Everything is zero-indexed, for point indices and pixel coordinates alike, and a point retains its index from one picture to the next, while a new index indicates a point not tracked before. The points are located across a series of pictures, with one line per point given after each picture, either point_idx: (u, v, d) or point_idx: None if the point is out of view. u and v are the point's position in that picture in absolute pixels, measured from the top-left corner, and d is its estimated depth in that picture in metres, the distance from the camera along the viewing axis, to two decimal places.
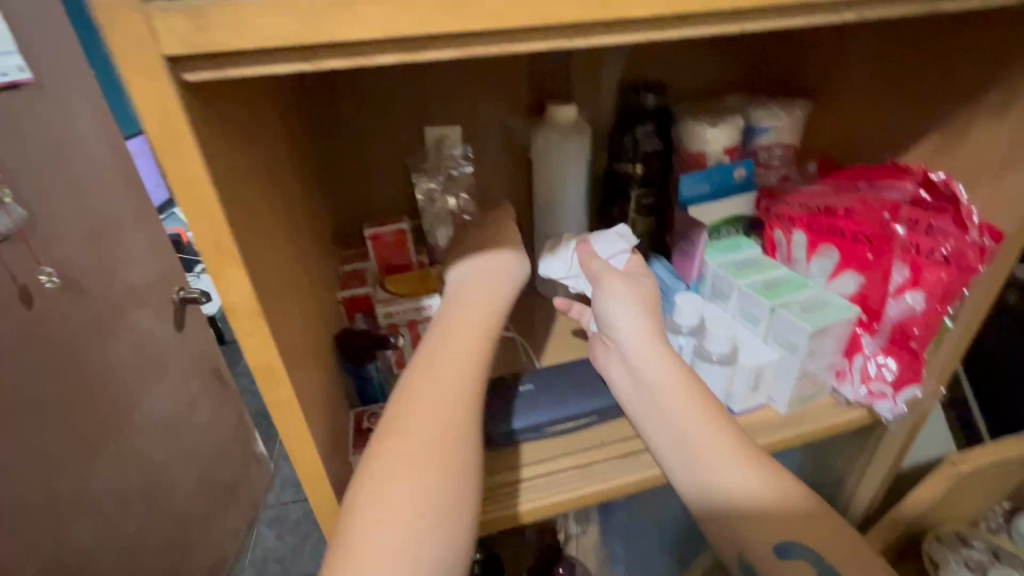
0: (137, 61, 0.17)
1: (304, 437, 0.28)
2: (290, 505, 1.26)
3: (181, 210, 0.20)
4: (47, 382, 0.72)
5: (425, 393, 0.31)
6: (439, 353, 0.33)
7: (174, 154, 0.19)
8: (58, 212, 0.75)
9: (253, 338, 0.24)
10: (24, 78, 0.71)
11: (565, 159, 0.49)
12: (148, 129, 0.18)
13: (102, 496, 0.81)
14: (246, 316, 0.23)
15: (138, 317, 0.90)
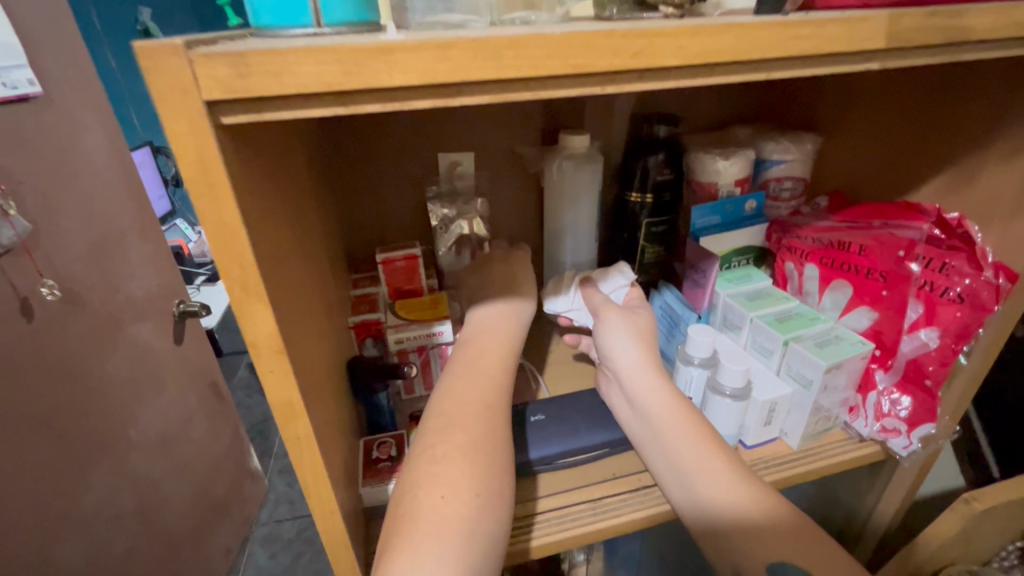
0: (176, 105, 0.17)
1: (319, 473, 0.27)
2: (284, 523, 1.24)
3: (211, 250, 0.20)
4: (45, 396, 0.71)
5: (458, 412, 0.32)
6: (458, 388, 0.34)
7: (208, 195, 0.19)
8: (62, 225, 0.74)
9: (275, 375, 0.23)
10: (34, 91, 0.71)
11: (575, 188, 0.49)
12: (182, 170, 0.18)
13: (96, 513, 0.79)
14: (269, 353, 0.23)
15: (137, 330, 0.89)
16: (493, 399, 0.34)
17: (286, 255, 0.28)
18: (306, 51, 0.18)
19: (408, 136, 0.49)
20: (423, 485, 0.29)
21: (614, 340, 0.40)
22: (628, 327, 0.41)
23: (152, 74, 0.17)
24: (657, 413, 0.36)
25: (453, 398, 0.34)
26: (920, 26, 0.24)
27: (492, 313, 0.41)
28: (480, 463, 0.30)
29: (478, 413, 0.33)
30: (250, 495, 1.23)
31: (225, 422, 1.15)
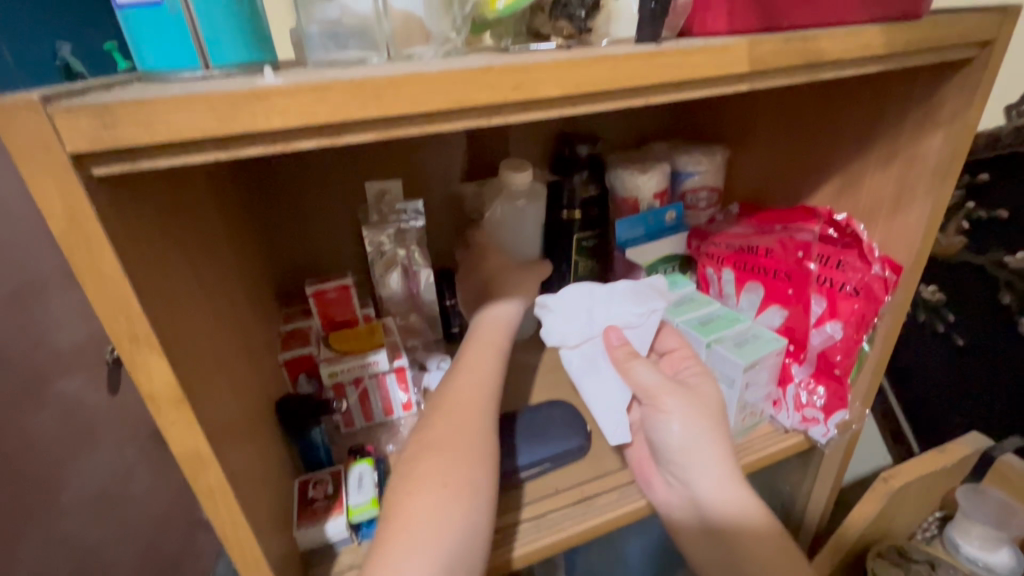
0: (40, 160, 0.17)
1: (239, 523, 0.26)
2: None
3: (93, 303, 0.19)
4: None
5: (451, 411, 0.35)
6: (449, 398, 0.36)
7: (83, 245, 0.18)
8: None
9: (178, 425, 0.23)
10: None
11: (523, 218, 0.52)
12: (53, 224, 0.18)
13: None
14: (169, 403, 0.22)
15: (65, 385, 0.81)
16: (475, 398, 0.36)
17: (190, 302, 0.27)
18: (177, 99, 0.18)
19: (333, 165, 0.49)
20: (394, 485, 0.31)
21: (676, 434, 0.38)
22: (698, 423, 0.38)
23: (10, 131, 0.16)
24: (740, 517, 0.37)
25: (446, 400, 0.36)
26: (779, 50, 0.26)
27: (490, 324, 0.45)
28: (455, 457, 0.32)
29: (463, 415, 0.35)
30: None
31: None
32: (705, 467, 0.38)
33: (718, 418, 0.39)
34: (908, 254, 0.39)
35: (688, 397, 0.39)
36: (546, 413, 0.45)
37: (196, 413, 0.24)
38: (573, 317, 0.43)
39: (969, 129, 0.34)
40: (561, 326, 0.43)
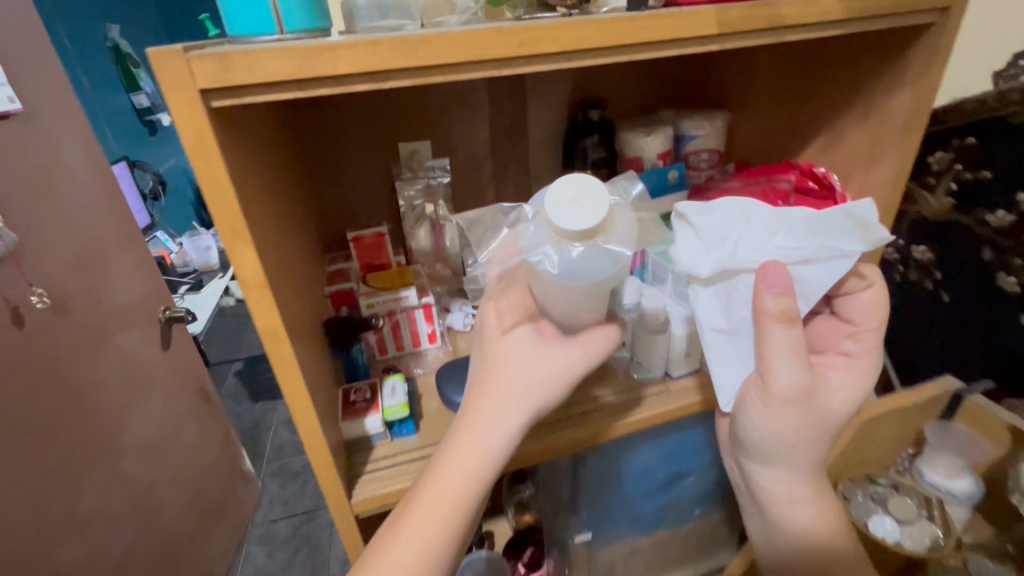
0: (178, 92, 0.24)
1: (302, 394, 0.34)
2: (277, 522, 1.36)
3: (207, 203, 0.26)
4: (53, 401, 0.78)
5: (436, 485, 0.33)
6: (439, 466, 0.34)
7: (203, 157, 0.25)
8: (43, 239, 0.79)
9: (259, 306, 0.30)
10: (14, 107, 0.76)
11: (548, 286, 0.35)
12: (185, 142, 0.25)
13: (90, 517, 0.84)
14: (255, 287, 0.29)
15: (124, 338, 0.94)
16: (467, 473, 0.33)
17: (260, 216, 0.34)
18: (272, 50, 0.24)
19: (372, 125, 0.55)
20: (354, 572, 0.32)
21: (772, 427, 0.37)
22: (801, 424, 0.36)
23: (161, 72, 0.23)
24: (809, 536, 0.39)
25: (432, 470, 0.34)
26: (745, 16, 0.31)
27: (518, 366, 0.35)
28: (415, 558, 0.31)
29: (443, 498, 0.33)
30: (245, 498, 1.33)
31: (216, 426, 1.21)
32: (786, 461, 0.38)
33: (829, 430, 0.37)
34: (879, 205, 0.43)
35: (806, 407, 0.36)
36: None
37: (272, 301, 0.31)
38: (713, 249, 0.36)
39: (931, 87, 0.38)
40: (708, 243, 0.36)
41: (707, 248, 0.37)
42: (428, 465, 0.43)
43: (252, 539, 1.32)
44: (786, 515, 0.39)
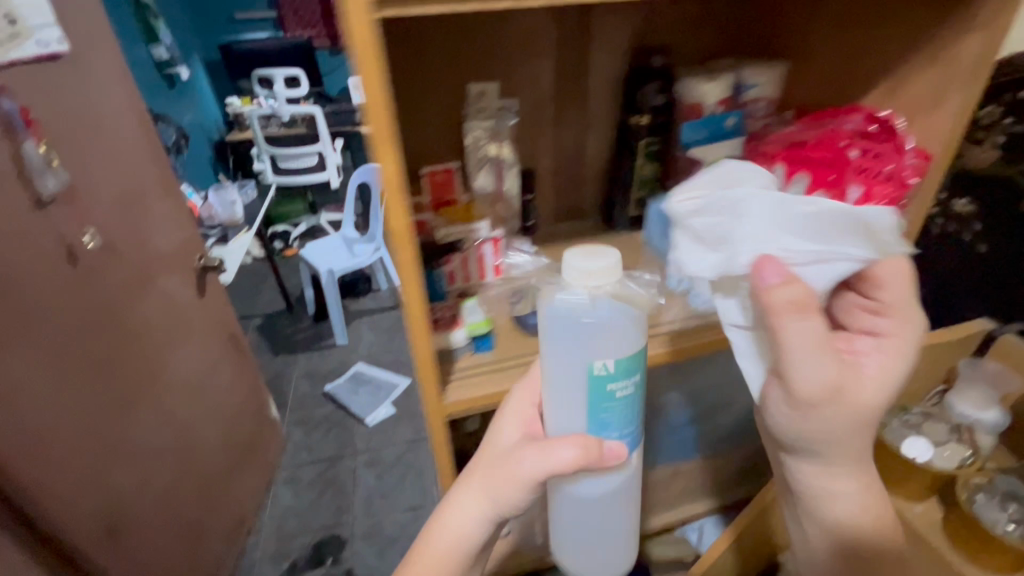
0: (358, 6, 0.35)
1: (411, 259, 0.45)
2: (302, 468, 2.01)
3: (367, 89, 0.38)
4: (89, 329, 1.13)
5: (459, 510, 0.53)
6: (465, 495, 0.53)
7: (368, 52, 0.37)
8: (92, 184, 1.16)
9: (391, 176, 0.41)
10: (61, 49, 1.10)
11: (548, 332, 0.47)
12: (356, 45, 0.37)
13: (148, 428, 1.30)
14: (389, 160, 0.41)
15: (168, 282, 1.42)
16: (483, 507, 0.52)
17: (374, 148, 0.41)
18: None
19: (443, 66, 0.58)
20: (415, 552, 0.54)
21: (828, 436, 0.49)
22: (851, 420, 0.48)
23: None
24: (848, 526, 0.55)
25: (458, 500, 0.53)
26: None
27: (496, 461, 0.52)
28: (442, 558, 0.53)
29: (467, 517, 0.52)
30: (268, 438, 1.96)
31: (244, 368, 1.81)
32: (837, 456, 0.51)
33: (854, 455, 0.52)
34: (940, 142, 0.50)
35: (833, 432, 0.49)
36: None
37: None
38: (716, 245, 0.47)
39: (1001, 27, 0.45)
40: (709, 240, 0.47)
41: (709, 248, 0.47)
42: (509, 368, 0.57)
43: (282, 478, 1.97)
44: (831, 515, 0.55)
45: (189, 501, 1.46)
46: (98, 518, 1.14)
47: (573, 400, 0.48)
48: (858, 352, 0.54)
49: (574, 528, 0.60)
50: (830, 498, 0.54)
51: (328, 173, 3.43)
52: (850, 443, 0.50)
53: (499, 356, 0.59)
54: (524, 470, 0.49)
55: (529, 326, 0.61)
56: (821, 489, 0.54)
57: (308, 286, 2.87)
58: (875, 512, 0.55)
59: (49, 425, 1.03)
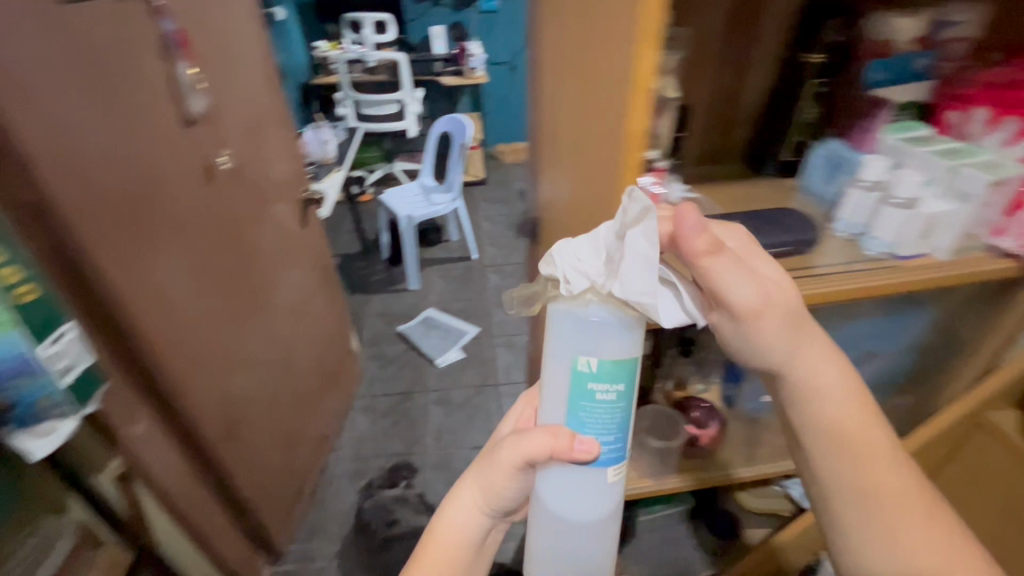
0: None
1: (635, 156, 0.59)
2: (376, 398, 2.15)
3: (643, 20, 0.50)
4: (223, 244, 1.24)
5: (472, 482, 0.66)
6: (478, 471, 0.66)
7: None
8: (227, 109, 1.24)
9: (640, 92, 0.54)
10: None
11: (554, 326, 0.57)
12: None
13: (261, 341, 1.42)
14: (644, 77, 0.53)
15: (280, 210, 1.51)
16: (488, 481, 0.64)
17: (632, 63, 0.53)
18: None
19: None
20: (437, 524, 0.66)
21: (786, 354, 0.60)
22: (770, 334, 0.59)
23: None
24: (854, 495, 0.63)
25: (471, 476, 0.66)
26: None
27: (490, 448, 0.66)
28: (455, 523, 0.65)
29: (478, 486, 0.65)
30: (348, 367, 2.10)
31: (333, 299, 1.92)
32: (799, 355, 0.60)
33: (835, 425, 0.62)
34: None
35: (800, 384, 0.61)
36: (774, 218, 0.73)
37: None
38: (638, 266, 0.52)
39: None
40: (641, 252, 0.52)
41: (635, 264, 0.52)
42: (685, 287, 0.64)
43: (360, 405, 2.11)
44: (838, 485, 0.63)
45: (290, 411, 1.60)
46: (225, 412, 1.27)
47: (556, 384, 0.59)
48: (760, 271, 0.59)
49: (561, 550, 0.66)
50: (823, 399, 0.61)
51: (406, 122, 3.41)
52: (801, 345, 0.60)
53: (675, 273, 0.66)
54: (506, 455, 0.61)
55: None
56: (804, 393, 0.62)
57: (384, 231, 2.97)
58: (859, 402, 0.62)
59: (193, 324, 1.14)
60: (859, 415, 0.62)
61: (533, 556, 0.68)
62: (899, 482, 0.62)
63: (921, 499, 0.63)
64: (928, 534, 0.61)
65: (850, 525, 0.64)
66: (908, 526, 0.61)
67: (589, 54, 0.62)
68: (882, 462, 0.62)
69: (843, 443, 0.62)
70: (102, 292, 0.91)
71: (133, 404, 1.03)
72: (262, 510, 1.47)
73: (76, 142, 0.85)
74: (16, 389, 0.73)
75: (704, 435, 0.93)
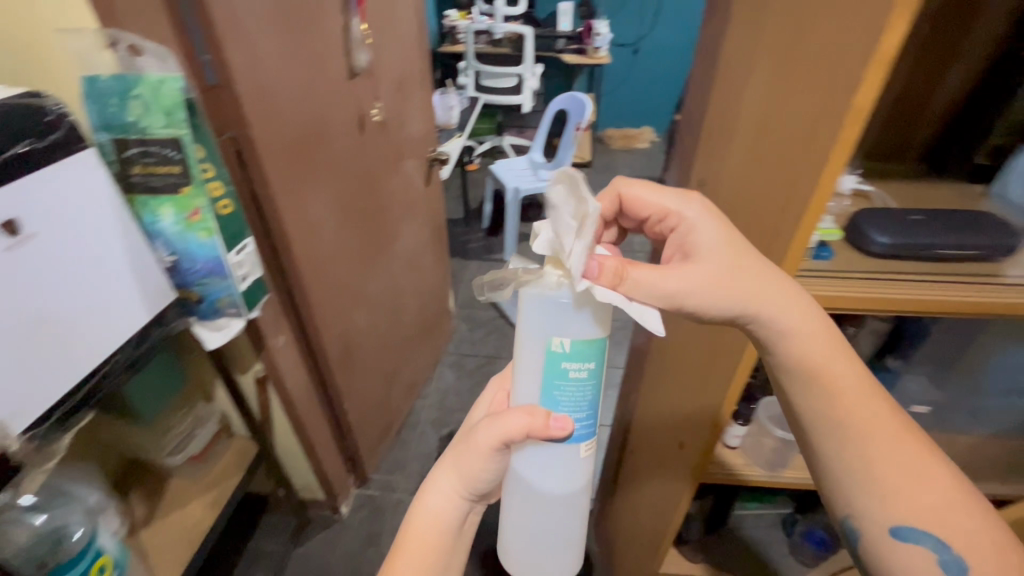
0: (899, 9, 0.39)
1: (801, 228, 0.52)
2: (463, 356, 2.25)
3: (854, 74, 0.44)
4: (362, 190, 1.35)
5: (446, 464, 0.61)
6: (452, 454, 0.61)
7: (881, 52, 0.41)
8: (382, 65, 1.34)
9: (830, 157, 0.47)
10: None
11: (525, 311, 0.55)
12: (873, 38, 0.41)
13: (379, 284, 1.54)
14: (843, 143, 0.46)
15: (410, 166, 1.62)
16: (467, 464, 0.59)
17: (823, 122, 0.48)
18: None
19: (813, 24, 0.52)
20: (417, 509, 0.61)
21: (740, 304, 0.58)
22: (706, 295, 0.57)
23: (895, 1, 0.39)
24: (839, 441, 0.61)
25: (448, 459, 0.61)
26: None
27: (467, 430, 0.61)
28: (439, 510, 0.60)
29: (455, 466, 0.60)
30: (443, 323, 2.21)
31: (439, 256, 2.03)
32: (761, 302, 0.58)
33: (817, 368, 0.61)
34: None
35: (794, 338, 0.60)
36: (960, 218, 0.63)
37: (857, 86, 0.41)
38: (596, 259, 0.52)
39: None
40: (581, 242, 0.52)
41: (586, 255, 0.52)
42: (843, 281, 0.58)
43: (448, 360, 2.22)
44: (826, 430, 0.62)
45: (390, 352, 1.73)
46: (343, 341, 1.40)
47: (526, 362, 0.57)
48: (697, 250, 0.59)
49: (536, 524, 0.65)
50: (786, 341, 0.60)
51: (522, 96, 3.44)
52: (765, 288, 0.58)
53: (837, 266, 0.60)
54: (484, 436, 0.57)
55: (874, 244, 0.60)
56: (774, 336, 0.60)
57: (487, 200, 3.06)
58: (822, 337, 0.60)
59: (330, 256, 1.26)
60: (825, 349, 0.60)
61: (510, 539, 0.67)
62: (866, 410, 0.60)
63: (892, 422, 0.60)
64: (904, 456, 0.59)
65: (831, 450, 0.63)
66: (883, 451, 0.59)
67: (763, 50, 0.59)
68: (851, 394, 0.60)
69: (817, 376, 0.61)
70: (272, 215, 1.04)
71: (278, 317, 1.17)
72: (357, 435, 1.61)
73: (268, 81, 0.96)
74: (207, 284, 0.88)
75: None
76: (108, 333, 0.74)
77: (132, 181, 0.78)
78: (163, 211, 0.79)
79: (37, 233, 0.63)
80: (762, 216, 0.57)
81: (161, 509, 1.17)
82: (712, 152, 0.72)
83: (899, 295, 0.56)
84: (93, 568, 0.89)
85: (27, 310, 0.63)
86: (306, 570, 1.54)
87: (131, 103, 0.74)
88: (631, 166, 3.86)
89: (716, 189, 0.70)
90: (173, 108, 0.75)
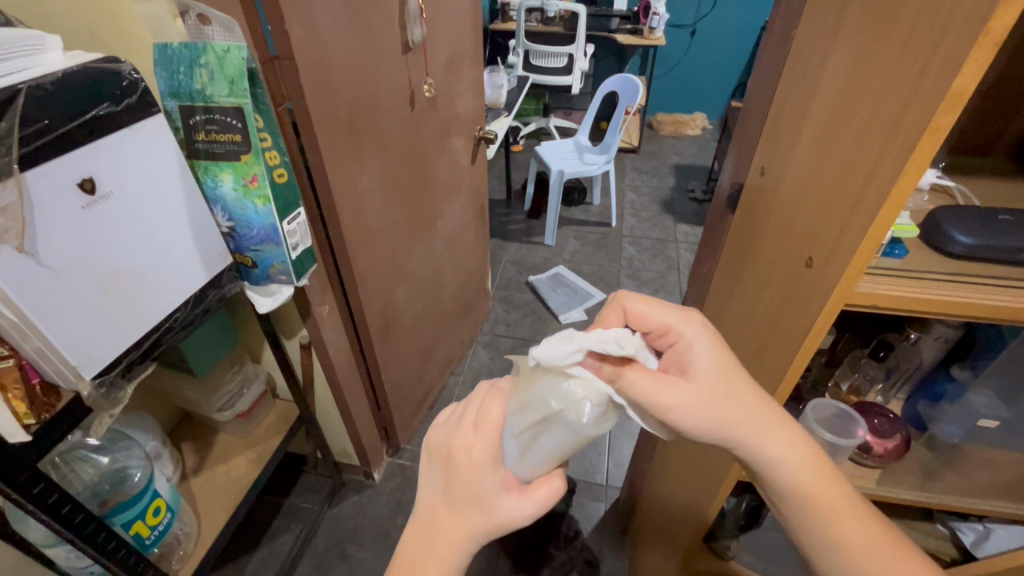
0: None
1: (880, 232, 0.46)
2: (499, 336, 2.26)
3: (935, 37, 0.40)
4: (411, 166, 1.37)
5: (446, 525, 0.50)
6: (451, 519, 0.50)
7: (964, 37, 0.37)
8: (436, 40, 1.34)
9: (901, 154, 0.43)
10: None
11: (565, 436, 0.52)
12: (965, 15, 0.37)
13: (422, 258, 1.57)
14: (907, 136, 0.43)
15: (458, 143, 1.62)
16: (470, 527, 0.49)
17: (899, 106, 0.44)
18: None
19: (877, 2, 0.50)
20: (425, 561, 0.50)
21: (721, 426, 0.59)
22: (699, 416, 0.59)
23: None
24: (797, 511, 0.61)
25: (454, 523, 0.50)
26: None
27: (491, 514, 0.49)
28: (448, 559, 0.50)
29: (461, 528, 0.49)
30: (480, 301, 2.22)
31: (481, 235, 2.03)
32: (746, 430, 0.59)
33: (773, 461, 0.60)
34: None
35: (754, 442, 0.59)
36: None
37: (957, 66, 0.38)
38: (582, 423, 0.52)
39: None
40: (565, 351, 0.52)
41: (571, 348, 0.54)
42: (920, 282, 0.53)
43: (483, 340, 2.24)
44: (786, 503, 0.61)
45: (428, 327, 1.76)
46: (383, 313, 1.44)
47: (556, 454, 0.54)
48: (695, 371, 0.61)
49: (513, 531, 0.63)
50: (765, 439, 0.59)
51: (572, 76, 3.37)
52: (755, 423, 0.59)
53: (912, 266, 0.55)
54: (521, 521, 0.50)
55: (956, 242, 0.56)
56: (760, 464, 0.61)
57: (530, 183, 3.04)
58: (786, 426, 0.60)
59: (376, 230, 1.29)
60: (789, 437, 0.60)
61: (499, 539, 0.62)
62: (837, 496, 0.60)
63: (884, 538, 0.59)
64: (876, 535, 0.59)
65: (796, 521, 0.62)
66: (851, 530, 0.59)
67: (839, 30, 0.55)
68: (843, 517, 0.59)
69: (811, 504, 0.60)
70: (324, 186, 1.07)
71: (324, 286, 1.20)
72: (392, 406, 1.65)
73: (326, 54, 0.97)
74: (261, 250, 0.91)
75: (886, 448, 0.76)
76: (168, 294, 0.77)
77: (197, 147, 0.81)
78: (223, 177, 0.83)
79: (110, 192, 0.66)
80: (829, 210, 0.54)
81: (208, 462, 1.25)
82: (777, 140, 0.69)
83: (986, 301, 0.51)
84: (150, 508, 0.94)
85: (99, 265, 0.66)
86: (337, 530, 1.60)
87: (197, 70, 0.77)
88: (679, 153, 3.74)
89: (780, 178, 0.67)
90: (236, 77, 0.76)
